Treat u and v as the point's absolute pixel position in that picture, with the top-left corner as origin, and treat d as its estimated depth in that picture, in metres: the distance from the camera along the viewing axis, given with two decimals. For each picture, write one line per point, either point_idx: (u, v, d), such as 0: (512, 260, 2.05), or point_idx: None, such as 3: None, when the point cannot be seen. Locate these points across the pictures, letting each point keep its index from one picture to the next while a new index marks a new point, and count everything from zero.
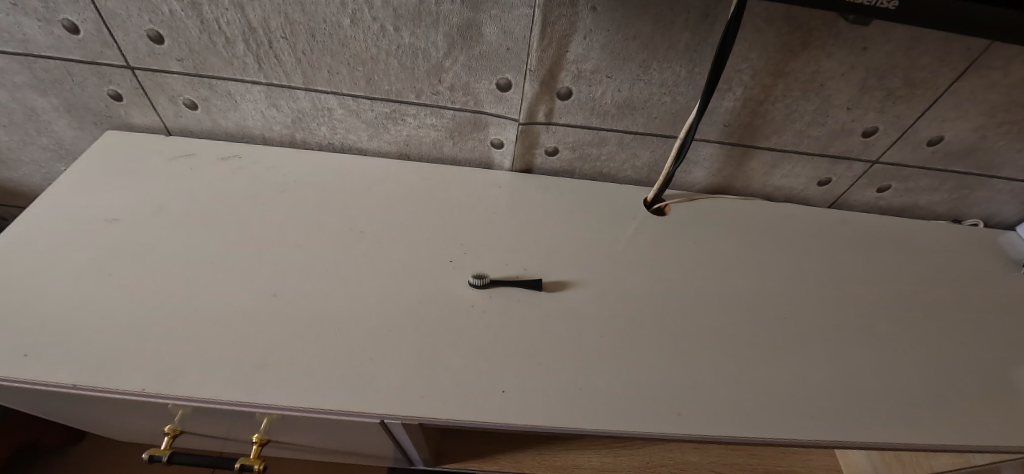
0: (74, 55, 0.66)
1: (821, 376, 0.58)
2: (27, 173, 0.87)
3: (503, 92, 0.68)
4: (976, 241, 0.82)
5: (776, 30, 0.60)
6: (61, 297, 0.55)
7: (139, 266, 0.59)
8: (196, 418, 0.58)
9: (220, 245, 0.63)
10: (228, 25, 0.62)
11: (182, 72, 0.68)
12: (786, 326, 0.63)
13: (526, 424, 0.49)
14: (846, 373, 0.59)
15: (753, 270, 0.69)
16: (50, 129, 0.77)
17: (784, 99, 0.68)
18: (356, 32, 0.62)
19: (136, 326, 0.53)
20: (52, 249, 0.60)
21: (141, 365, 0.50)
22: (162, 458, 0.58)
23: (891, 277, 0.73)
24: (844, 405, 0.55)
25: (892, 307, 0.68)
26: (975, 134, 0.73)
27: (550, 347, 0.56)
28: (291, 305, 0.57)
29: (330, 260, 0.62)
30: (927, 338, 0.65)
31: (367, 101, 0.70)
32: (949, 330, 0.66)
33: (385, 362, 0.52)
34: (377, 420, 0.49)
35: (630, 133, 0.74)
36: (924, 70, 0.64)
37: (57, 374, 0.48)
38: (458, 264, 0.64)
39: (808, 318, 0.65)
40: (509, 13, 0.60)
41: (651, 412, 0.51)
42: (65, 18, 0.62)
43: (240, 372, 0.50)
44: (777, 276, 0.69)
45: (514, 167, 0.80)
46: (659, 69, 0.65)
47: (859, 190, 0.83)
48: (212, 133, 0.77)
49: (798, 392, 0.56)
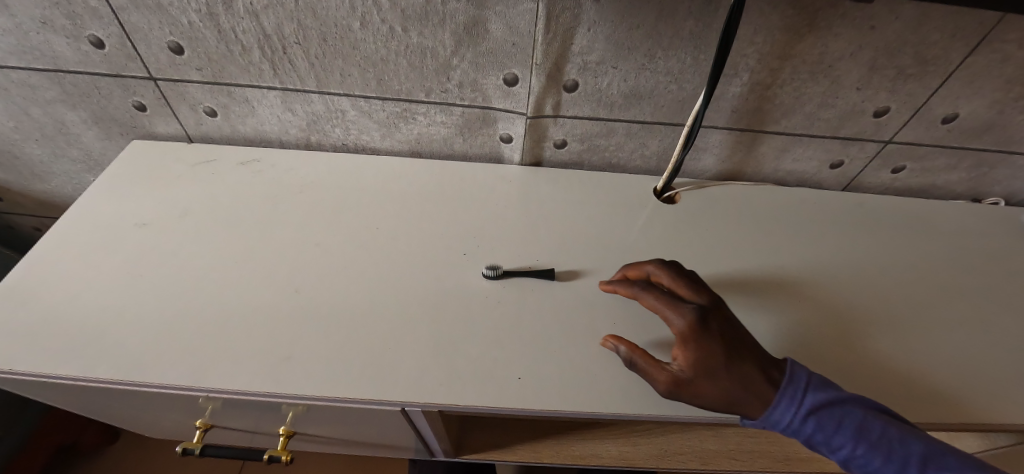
0: (101, 69, 0.70)
1: (862, 348, 0.59)
2: (58, 185, 0.91)
3: (510, 87, 0.70)
4: (996, 219, 0.80)
5: (782, 13, 0.60)
6: (98, 298, 0.58)
7: (167, 267, 0.62)
8: (226, 412, 0.61)
9: (242, 245, 0.65)
10: (244, 33, 0.64)
11: (202, 81, 0.71)
12: (825, 300, 0.65)
13: (544, 410, 0.50)
14: (864, 353, 0.59)
15: (766, 255, 0.69)
16: (79, 141, 0.81)
17: (792, 82, 0.68)
18: (366, 34, 0.64)
19: (168, 324, 0.55)
20: (86, 255, 0.63)
21: (173, 360, 0.52)
22: (195, 451, 0.60)
23: (910, 259, 0.72)
24: (881, 374, 0.57)
25: (911, 285, 0.68)
26: (992, 110, 0.71)
27: (564, 334, 0.57)
28: (314, 299, 0.59)
29: (348, 257, 0.64)
30: (945, 315, 0.65)
31: (378, 101, 0.72)
32: (970, 308, 0.66)
33: (403, 353, 0.54)
34: (399, 409, 0.51)
35: (638, 123, 0.74)
36: (935, 47, 0.63)
37: (98, 370, 0.51)
38: (472, 256, 0.65)
39: (823, 299, 0.64)
40: (514, 9, 0.61)
41: (667, 396, 0.52)
42: (91, 34, 0.65)
43: (265, 367, 0.52)
44: (790, 259, 0.69)
45: (524, 160, 0.81)
46: (664, 57, 0.65)
47: (874, 172, 0.82)
48: (231, 139, 0.80)
49: (836, 361, 0.57)
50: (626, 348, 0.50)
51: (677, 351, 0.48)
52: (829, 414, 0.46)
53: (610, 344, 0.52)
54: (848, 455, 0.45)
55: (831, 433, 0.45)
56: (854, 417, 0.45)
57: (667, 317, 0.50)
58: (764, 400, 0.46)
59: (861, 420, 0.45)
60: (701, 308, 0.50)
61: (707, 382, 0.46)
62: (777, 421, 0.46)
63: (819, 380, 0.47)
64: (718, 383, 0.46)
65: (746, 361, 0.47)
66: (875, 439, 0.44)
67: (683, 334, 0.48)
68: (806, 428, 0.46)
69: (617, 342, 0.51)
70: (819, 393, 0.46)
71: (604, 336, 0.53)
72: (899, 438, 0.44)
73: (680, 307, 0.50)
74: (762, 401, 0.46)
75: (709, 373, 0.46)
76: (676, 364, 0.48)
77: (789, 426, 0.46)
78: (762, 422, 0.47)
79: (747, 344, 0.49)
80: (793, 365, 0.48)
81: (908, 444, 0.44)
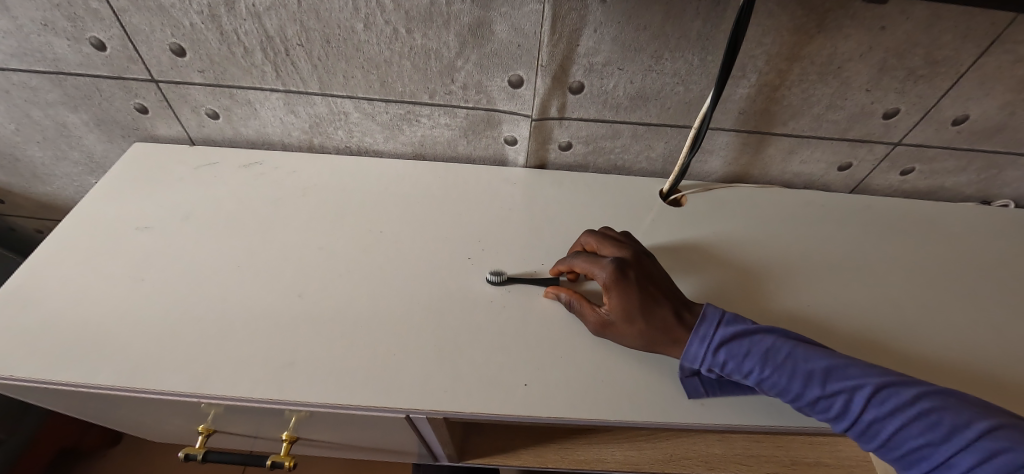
0: (103, 72, 0.69)
1: (866, 337, 0.60)
2: (59, 187, 0.91)
3: (515, 89, 0.69)
4: (1005, 221, 0.79)
5: (791, 13, 0.59)
6: (99, 302, 0.58)
7: (169, 271, 0.61)
8: (229, 418, 0.60)
9: (245, 249, 0.64)
10: (246, 35, 0.64)
11: (204, 83, 0.70)
12: (847, 275, 0.68)
13: (549, 417, 0.50)
14: (869, 343, 0.59)
15: (770, 252, 0.69)
16: (81, 144, 0.81)
17: (800, 84, 0.67)
18: (370, 36, 0.63)
19: (169, 329, 0.55)
20: (87, 258, 0.62)
21: (175, 366, 0.51)
22: (197, 457, 0.60)
23: (913, 255, 0.72)
24: (887, 350, 0.59)
25: (913, 278, 0.69)
26: (1002, 112, 0.70)
27: (571, 339, 0.56)
28: (317, 303, 0.58)
29: (352, 261, 0.64)
30: (947, 305, 0.65)
31: (382, 103, 0.72)
32: (972, 299, 0.66)
33: (408, 359, 0.53)
34: (403, 415, 0.51)
35: (643, 125, 0.74)
36: (946, 48, 0.62)
37: (98, 375, 0.51)
38: (476, 260, 0.65)
39: (827, 291, 0.65)
40: (519, 10, 0.60)
41: (674, 402, 0.51)
42: (92, 36, 0.65)
43: (268, 372, 0.51)
44: (794, 254, 0.69)
45: (528, 163, 0.80)
46: (671, 58, 0.65)
47: (882, 174, 0.81)
48: (233, 141, 0.80)
49: (849, 327, 0.61)
50: (565, 296, 0.57)
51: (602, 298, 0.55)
52: (737, 344, 0.50)
53: (551, 294, 0.60)
54: (762, 381, 0.49)
55: (742, 361, 0.49)
56: (759, 344, 0.50)
57: (593, 272, 0.56)
58: (676, 338, 0.52)
59: (767, 345, 0.49)
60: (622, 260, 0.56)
61: (627, 323, 0.52)
62: (695, 356, 0.51)
63: (727, 317, 0.52)
64: (638, 325, 0.52)
65: (660, 303, 0.53)
66: (780, 361, 0.48)
67: (605, 283, 0.54)
68: (719, 360, 0.50)
69: (557, 290, 0.59)
70: (726, 328, 0.51)
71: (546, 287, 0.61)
72: (803, 355, 0.48)
73: (603, 260, 0.56)
74: (674, 337, 0.51)
75: (626, 313, 0.52)
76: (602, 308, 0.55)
77: (705, 360, 0.51)
78: (684, 360, 0.52)
79: (664, 290, 0.54)
80: (704, 307, 0.53)
81: (809, 359, 0.47)
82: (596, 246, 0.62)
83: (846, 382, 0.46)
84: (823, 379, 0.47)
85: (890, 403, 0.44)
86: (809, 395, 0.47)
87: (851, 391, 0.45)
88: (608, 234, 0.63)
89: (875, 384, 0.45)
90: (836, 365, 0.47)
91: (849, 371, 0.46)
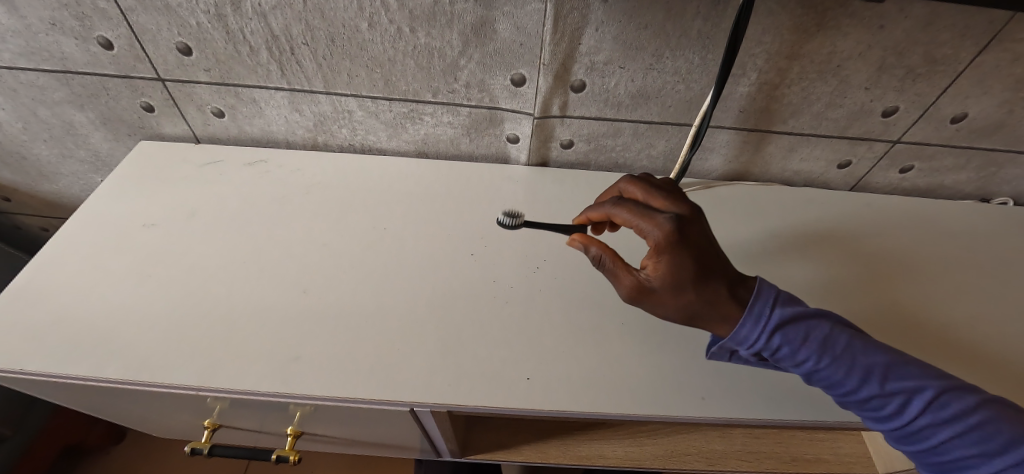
0: (109, 70, 0.70)
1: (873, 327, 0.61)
2: (65, 185, 0.92)
3: (517, 88, 0.70)
4: (1004, 219, 0.80)
5: (790, 12, 0.60)
6: (107, 298, 0.58)
7: (176, 267, 0.62)
8: (235, 412, 0.61)
9: (251, 246, 0.65)
10: (252, 34, 0.65)
11: (210, 82, 0.71)
12: (862, 261, 0.70)
13: (552, 411, 0.50)
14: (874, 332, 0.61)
15: (774, 247, 0.70)
16: (87, 142, 0.82)
17: (799, 82, 0.68)
18: (374, 35, 0.64)
19: (176, 324, 0.56)
20: (95, 255, 0.63)
21: (182, 360, 0.52)
22: (203, 451, 0.60)
23: (916, 251, 0.73)
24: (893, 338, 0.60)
25: (918, 270, 0.70)
26: (1001, 110, 0.71)
27: (573, 334, 0.57)
28: (322, 299, 0.59)
29: (356, 257, 0.64)
30: (952, 296, 0.67)
31: (385, 102, 0.72)
32: (976, 292, 0.68)
33: (412, 354, 0.54)
34: (407, 409, 0.51)
35: (644, 123, 0.74)
36: (945, 46, 0.63)
37: (107, 369, 0.51)
38: (479, 256, 0.65)
39: (833, 283, 0.66)
40: (521, 10, 0.60)
41: (675, 396, 0.52)
42: (100, 35, 0.65)
43: (274, 366, 0.52)
44: (798, 249, 0.70)
45: (530, 161, 0.81)
46: (672, 57, 0.65)
47: (881, 172, 0.82)
48: (238, 140, 0.81)
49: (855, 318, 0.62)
50: (599, 250, 0.47)
51: (648, 261, 0.46)
52: (797, 328, 0.43)
53: (578, 245, 0.49)
54: (813, 368, 0.44)
55: (798, 347, 0.43)
56: (819, 331, 0.44)
57: (642, 228, 0.47)
58: (728, 316, 0.45)
59: (826, 333, 0.44)
60: (681, 219, 0.47)
61: (676, 293, 0.44)
62: (744, 338, 0.44)
63: (785, 296, 0.45)
64: (686, 296, 0.44)
65: (716, 275, 0.45)
66: (839, 352, 0.43)
67: (659, 243, 0.45)
68: (773, 344, 0.44)
69: (587, 241, 0.49)
70: (786, 308, 0.44)
71: (572, 236, 0.50)
72: (862, 349, 0.43)
73: (659, 216, 0.47)
74: (725, 312, 0.44)
75: (680, 283, 0.44)
76: (646, 273, 0.46)
77: (757, 343, 0.44)
78: (730, 339, 0.45)
79: (719, 260, 0.47)
80: (760, 281, 0.46)
81: (869, 354, 0.43)
82: (641, 200, 0.52)
83: (906, 382, 0.42)
84: (880, 377, 0.43)
85: (949, 410, 0.40)
86: (860, 390, 0.43)
87: (908, 392, 0.42)
88: (656, 186, 0.53)
89: (936, 389, 0.41)
90: (894, 363, 0.43)
91: (910, 372, 0.43)
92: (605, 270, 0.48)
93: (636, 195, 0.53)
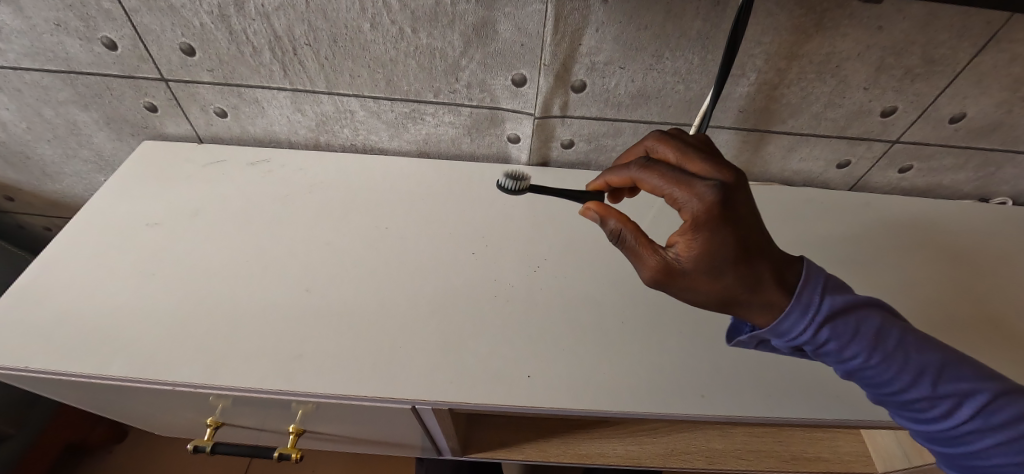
0: (113, 71, 0.70)
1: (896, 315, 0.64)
2: (69, 185, 0.92)
3: (518, 88, 0.70)
4: (1005, 219, 0.80)
5: (789, 13, 0.60)
6: (111, 296, 0.59)
7: (180, 265, 0.63)
8: (238, 410, 0.61)
9: (254, 245, 0.66)
10: (255, 35, 0.65)
11: (213, 82, 0.72)
12: (896, 260, 0.71)
13: (552, 408, 0.51)
14: None
15: (785, 243, 0.71)
16: (91, 142, 0.82)
17: (799, 82, 0.68)
18: (376, 36, 0.65)
19: (181, 322, 0.56)
20: (100, 253, 0.64)
21: (186, 358, 0.53)
22: (206, 448, 0.61)
23: (932, 244, 0.74)
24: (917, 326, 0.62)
25: (937, 260, 0.71)
26: (999, 110, 0.71)
27: (574, 331, 0.58)
28: (324, 297, 0.60)
29: (359, 256, 0.65)
30: (970, 287, 0.68)
31: (387, 102, 0.73)
32: (992, 284, 0.69)
33: (413, 352, 0.54)
34: (410, 406, 0.52)
35: (644, 123, 0.75)
36: (943, 47, 0.63)
37: (111, 367, 0.52)
38: (481, 255, 0.66)
39: (852, 274, 0.68)
40: (522, 11, 0.61)
41: (675, 394, 0.53)
42: (104, 36, 0.66)
43: (277, 364, 0.53)
44: (814, 244, 0.72)
45: (531, 160, 0.82)
46: (671, 57, 0.66)
47: (881, 172, 0.82)
48: (241, 140, 0.81)
49: None
50: (617, 223, 0.43)
51: (679, 238, 0.40)
52: (847, 320, 0.40)
53: (593, 215, 0.44)
54: (859, 365, 0.42)
55: (848, 341, 0.40)
56: (871, 325, 0.41)
57: (675, 197, 0.40)
58: (765, 303, 0.40)
59: (877, 327, 0.41)
60: (723, 186, 0.39)
61: (706, 275, 0.39)
62: (787, 329, 0.41)
63: (833, 283, 0.41)
64: (720, 279, 0.39)
65: (756, 255, 0.39)
66: (890, 348, 0.41)
67: (693, 216, 0.39)
68: (819, 338, 0.40)
69: (604, 212, 0.44)
70: (836, 297, 0.40)
71: (587, 205, 0.45)
72: (915, 346, 0.41)
73: (697, 182, 0.39)
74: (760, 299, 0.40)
75: (713, 265, 0.38)
76: (672, 251, 0.40)
77: (804, 335, 0.40)
78: (770, 331, 0.41)
79: (762, 238, 0.40)
80: (808, 266, 0.41)
81: (923, 352, 0.41)
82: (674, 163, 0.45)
83: (962, 385, 0.40)
84: (932, 377, 0.41)
85: (1002, 417, 0.39)
86: (912, 389, 0.41)
87: (960, 395, 0.40)
88: (692, 146, 0.46)
89: (992, 393, 0.40)
90: (950, 363, 0.41)
91: (965, 374, 0.41)
92: (623, 246, 0.43)
93: (668, 156, 0.46)
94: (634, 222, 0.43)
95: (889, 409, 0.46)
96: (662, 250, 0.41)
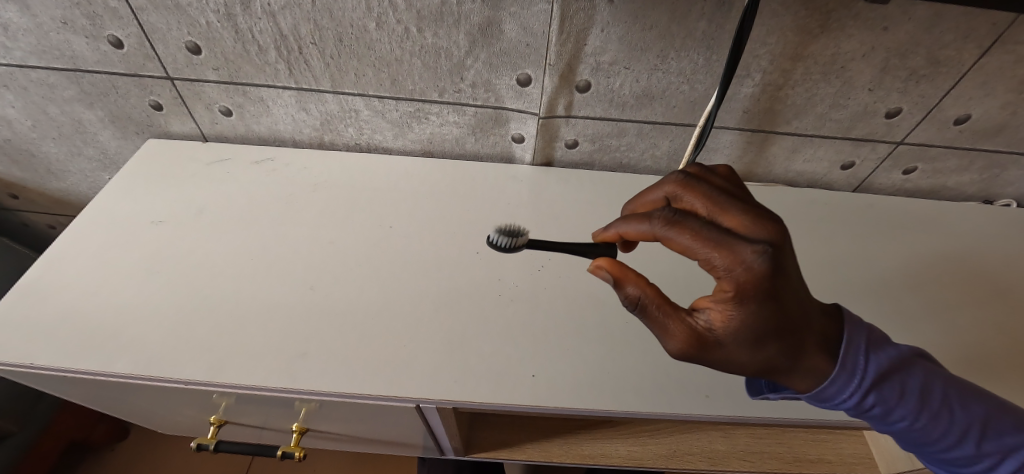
0: (118, 69, 0.71)
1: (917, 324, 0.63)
2: (73, 183, 0.92)
3: (523, 88, 0.70)
4: (1010, 221, 0.80)
5: (794, 14, 0.60)
6: (115, 294, 0.59)
7: (185, 263, 0.63)
8: (240, 408, 0.61)
9: (258, 244, 0.66)
10: (261, 34, 0.65)
11: (218, 80, 0.72)
12: (930, 288, 0.68)
13: (557, 407, 0.51)
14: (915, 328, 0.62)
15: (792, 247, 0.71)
16: (95, 140, 0.82)
17: (804, 83, 0.68)
18: (381, 35, 0.65)
19: (185, 320, 0.56)
20: (105, 251, 0.64)
21: (190, 355, 0.53)
22: (209, 446, 0.61)
23: (950, 253, 0.73)
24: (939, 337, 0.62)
25: (959, 272, 0.70)
26: (1004, 112, 0.71)
27: (578, 331, 0.58)
28: (327, 296, 0.60)
29: (363, 256, 0.65)
30: (995, 301, 0.67)
31: (392, 101, 0.73)
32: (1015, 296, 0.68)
33: (417, 352, 0.54)
34: (413, 405, 0.52)
35: (648, 123, 0.75)
36: (948, 48, 0.63)
37: (115, 364, 0.52)
38: (485, 255, 0.66)
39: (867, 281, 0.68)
40: (528, 10, 0.61)
41: (679, 394, 0.53)
42: (110, 34, 0.66)
43: (280, 362, 0.53)
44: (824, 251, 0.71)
45: (535, 160, 0.82)
46: (676, 57, 0.66)
47: (885, 173, 0.82)
48: (245, 138, 0.81)
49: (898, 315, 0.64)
50: (636, 289, 0.38)
51: (714, 306, 0.37)
52: (894, 384, 0.39)
53: (605, 274, 0.40)
54: (903, 426, 0.41)
55: (894, 405, 0.40)
56: (915, 383, 0.40)
57: (713, 262, 0.35)
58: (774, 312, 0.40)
59: (922, 385, 0.40)
60: (771, 250, 0.35)
61: (745, 347, 0.37)
62: (834, 395, 0.39)
63: (876, 340, 0.40)
64: (756, 349, 0.37)
65: None
66: (935, 407, 0.40)
67: (736, 287, 0.35)
68: (865, 403, 0.40)
69: (620, 275, 0.39)
70: (883, 359, 0.39)
71: (599, 263, 0.40)
72: (960, 400, 0.40)
73: (741, 246, 0.34)
74: None
75: (751, 336, 0.36)
76: (704, 319, 0.37)
77: (849, 399, 0.39)
78: (814, 394, 0.40)
79: None
80: (851, 321, 0.40)
81: (967, 407, 0.40)
82: (703, 212, 0.39)
83: (1006, 441, 0.40)
84: (976, 435, 0.40)
85: None
86: (955, 446, 0.41)
87: (1003, 452, 0.40)
88: (721, 191, 0.40)
89: None
90: (993, 415, 0.41)
91: (1006, 427, 0.40)
92: (642, 312, 0.39)
93: (694, 205, 0.41)
94: (654, 285, 0.39)
95: (925, 459, 0.45)
96: (689, 317, 0.38)
